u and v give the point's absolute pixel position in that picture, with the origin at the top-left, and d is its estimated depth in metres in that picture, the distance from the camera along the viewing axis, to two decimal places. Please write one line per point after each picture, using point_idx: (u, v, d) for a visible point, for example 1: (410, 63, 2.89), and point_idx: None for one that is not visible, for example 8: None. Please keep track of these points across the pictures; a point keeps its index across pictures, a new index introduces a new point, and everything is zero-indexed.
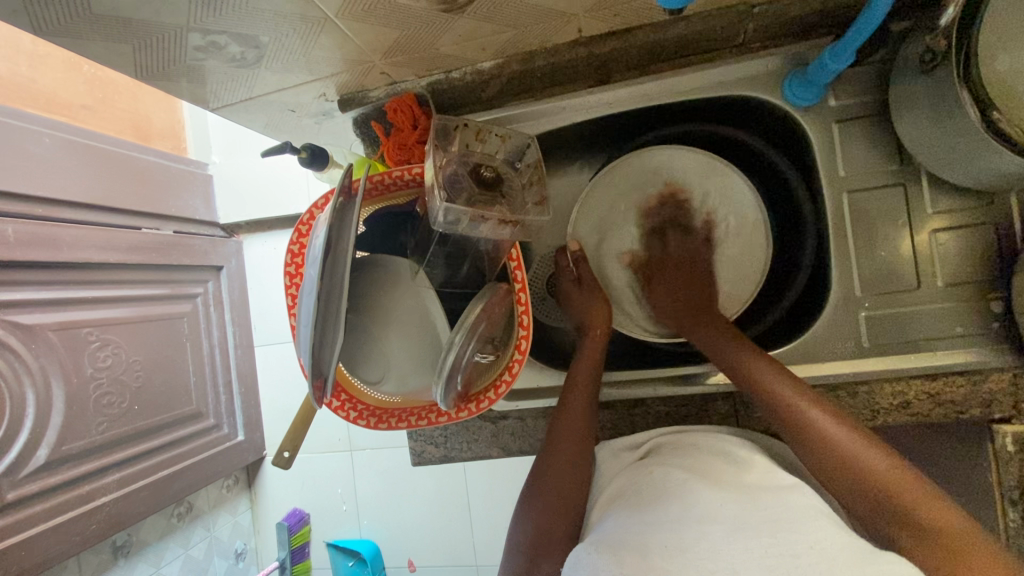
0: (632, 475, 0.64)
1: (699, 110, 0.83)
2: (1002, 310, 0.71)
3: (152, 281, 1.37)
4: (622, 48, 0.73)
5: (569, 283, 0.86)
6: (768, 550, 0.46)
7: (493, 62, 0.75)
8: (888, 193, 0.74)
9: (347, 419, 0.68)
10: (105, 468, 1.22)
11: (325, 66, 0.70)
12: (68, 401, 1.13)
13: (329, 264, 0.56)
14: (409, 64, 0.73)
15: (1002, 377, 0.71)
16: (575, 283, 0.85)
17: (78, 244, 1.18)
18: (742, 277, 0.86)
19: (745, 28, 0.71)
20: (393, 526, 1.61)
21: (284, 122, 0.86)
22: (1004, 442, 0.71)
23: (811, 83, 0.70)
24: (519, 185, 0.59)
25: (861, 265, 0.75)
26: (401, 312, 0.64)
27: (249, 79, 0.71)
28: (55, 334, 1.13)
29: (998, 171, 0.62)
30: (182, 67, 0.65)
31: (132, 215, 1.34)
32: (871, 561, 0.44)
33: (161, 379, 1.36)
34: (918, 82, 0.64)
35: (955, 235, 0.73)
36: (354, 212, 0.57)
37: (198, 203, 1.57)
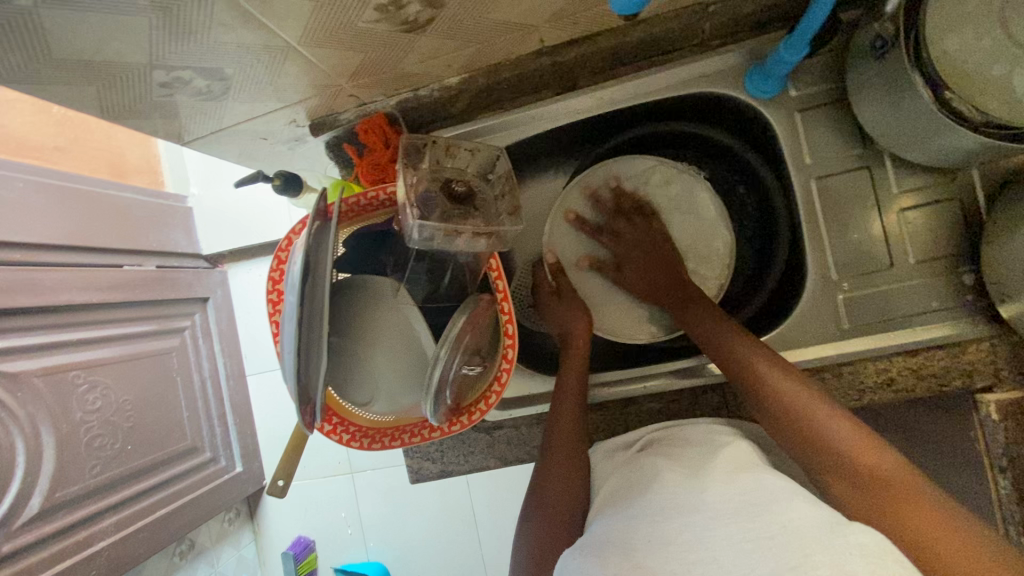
0: (622, 473, 0.65)
1: (666, 109, 0.85)
2: (974, 282, 0.73)
3: (137, 318, 1.36)
4: (585, 55, 0.74)
5: (550, 293, 0.87)
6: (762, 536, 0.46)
7: (459, 77, 0.76)
8: (854, 176, 0.76)
9: (340, 443, 0.69)
10: (101, 512, 1.20)
11: (292, 93, 0.71)
12: (59, 447, 1.11)
13: (309, 290, 0.56)
14: (376, 86, 0.74)
15: (981, 347, 0.72)
16: (554, 293, 0.87)
17: (60, 287, 1.16)
18: (714, 268, 0.87)
19: (702, 27, 0.73)
20: (400, 546, 1.60)
21: (257, 151, 0.87)
22: (988, 411, 0.72)
23: (771, 76, 0.72)
24: (492, 197, 0.60)
25: (834, 248, 0.77)
26: (386, 331, 0.64)
27: (218, 111, 0.71)
28: (42, 380, 1.11)
29: (954, 149, 0.64)
30: (148, 104, 0.65)
31: (112, 253, 1.33)
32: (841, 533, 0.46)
33: (153, 416, 1.34)
34: (872, 69, 0.66)
35: (922, 212, 0.74)
36: (330, 237, 0.58)
37: (179, 236, 1.56)
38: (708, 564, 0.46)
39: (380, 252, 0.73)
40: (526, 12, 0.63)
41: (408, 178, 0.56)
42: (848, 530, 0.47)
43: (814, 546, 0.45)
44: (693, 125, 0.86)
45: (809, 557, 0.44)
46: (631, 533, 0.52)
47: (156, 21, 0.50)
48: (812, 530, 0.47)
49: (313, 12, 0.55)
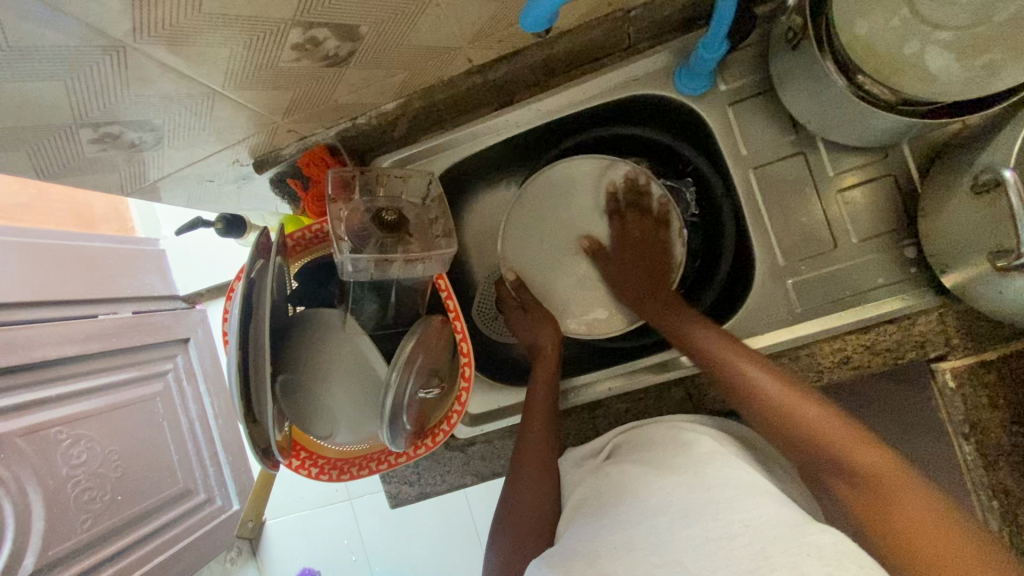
0: (591, 481, 0.66)
1: (602, 114, 0.85)
2: (917, 255, 0.74)
3: (116, 367, 1.35)
4: (515, 70, 0.76)
5: (517, 311, 0.89)
6: (715, 532, 0.47)
7: (395, 103, 0.77)
8: (791, 163, 0.77)
9: (309, 477, 0.69)
10: (96, 566, 1.19)
11: (230, 135, 0.72)
12: (47, 505, 1.10)
13: (251, 331, 0.57)
14: (312, 120, 0.75)
15: (931, 318, 0.73)
16: (521, 310, 0.88)
17: (34, 343, 1.14)
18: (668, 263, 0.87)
19: (627, 32, 0.74)
20: (406, 567, 1.59)
21: (206, 194, 0.87)
22: (945, 379, 0.74)
23: (697, 75, 0.74)
24: (427, 220, 0.61)
25: (779, 235, 0.78)
26: (339, 362, 0.64)
27: (157, 161, 0.71)
28: (24, 440, 1.09)
29: (878, 130, 0.66)
30: (83, 161, 0.65)
31: (83, 305, 1.32)
32: (795, 536, 0.45)
33: (142, 464, 1.32)
34: (790, 60, 0.67)
35: (861, 191, 0.76)
36: (269, 277, 0.59)
37: (152, 280, 1.57)
38: (671, 567, 0.46)
39: (329, 283, 0.73)
40: (447, 35, 0.64)
41: (339, 212, 0.56)
42: (809, 531, 0.46)
43: (775, 549, 0.44)
44: (634, 128, 0.88)
45: (767, 559, 0.44)
46: (596, 542, 0.52)
47: (75, 81, 0.51)
48: (773, 531, 0.46)
49: (232, 57, 0.55)
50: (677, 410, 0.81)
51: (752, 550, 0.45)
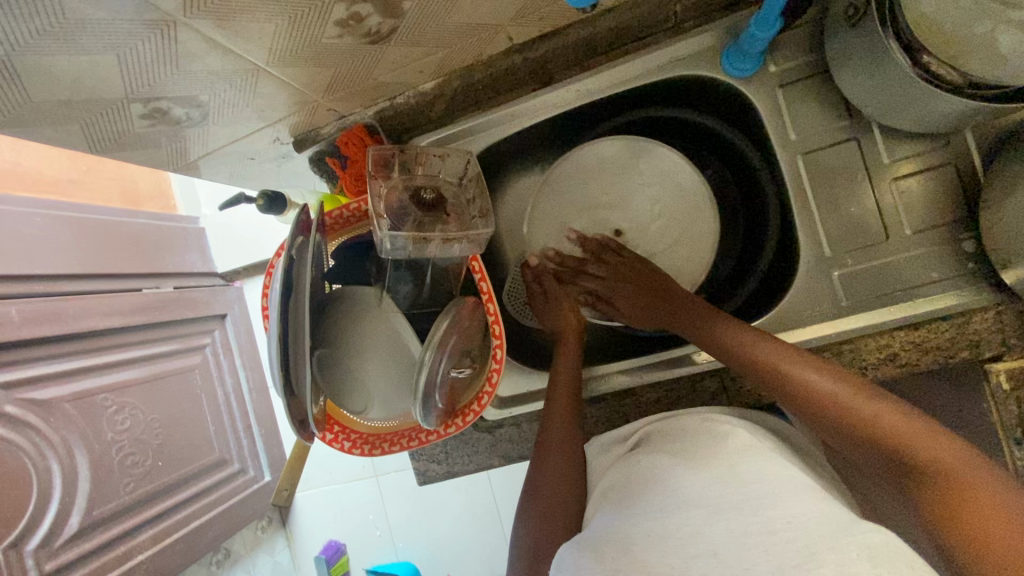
0: (620, 468, 0.65)
1: (644, 96, 0.83)
2: (975, 249, 0.71)
3: (158, 339, 1.40)
4: (556, 49, 0.74)
5: (539, 294, 0.88)
6: (749, 527, 0.46)
7: (433, 82, 0.76)
8: (844, 149, 0.74)
9: (342, 450, 0.70)
10: (137, 527, 1.25)
11: (272, 112, 0.72)
12: (93, 468, 1.16)
13: (290, 306, 0.58)
14: (352, 99, 0.75)
15: (986, 315, 0.70)
16: (543, 296, 0.87)
17: (83, 314, 1.20)
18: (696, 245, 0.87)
19: (674, 9, 0.73)
20: (428, 545, 1.63)
21: (248, 171, 0.89)
22: (999, 381, 0.69)
23: (746, 54, 0.71)
24: (464, 200, 0.61)
25: (827, 225, 0.75)
26: (374, 339, 0.65)
27: (202, 137, 0.73)
28: (72, 405, 1.15)
29: (942, 114, 0.62)
30: (134, 136, 0.67)
31: (128, 278, 1.38)
32: (845, 532, 0.44)
33: (180, 433, 1.38)
34: (848, 38, 0.64)
35: (917, 180, 0.72)
36: (308, 253, 0.60)
37: (193, 256, 1.62)
38: (708, 557, 0.45)
39: (364, 261, 0.74)
40: (489, 12, 0.63)
41: (379, 190, 0.56)
42: (861, 529, 0.44)
43: (821, 544, 0.43)
44: (673, 110, 0.85)
45: (815, 554, 0.42)
46: (628, 529, 0.51)
47: (128, 56, 0.52)
48: (818, 528, 0.44)
49: (276, 33, 0.56)
50: (709, 402, 0.80)
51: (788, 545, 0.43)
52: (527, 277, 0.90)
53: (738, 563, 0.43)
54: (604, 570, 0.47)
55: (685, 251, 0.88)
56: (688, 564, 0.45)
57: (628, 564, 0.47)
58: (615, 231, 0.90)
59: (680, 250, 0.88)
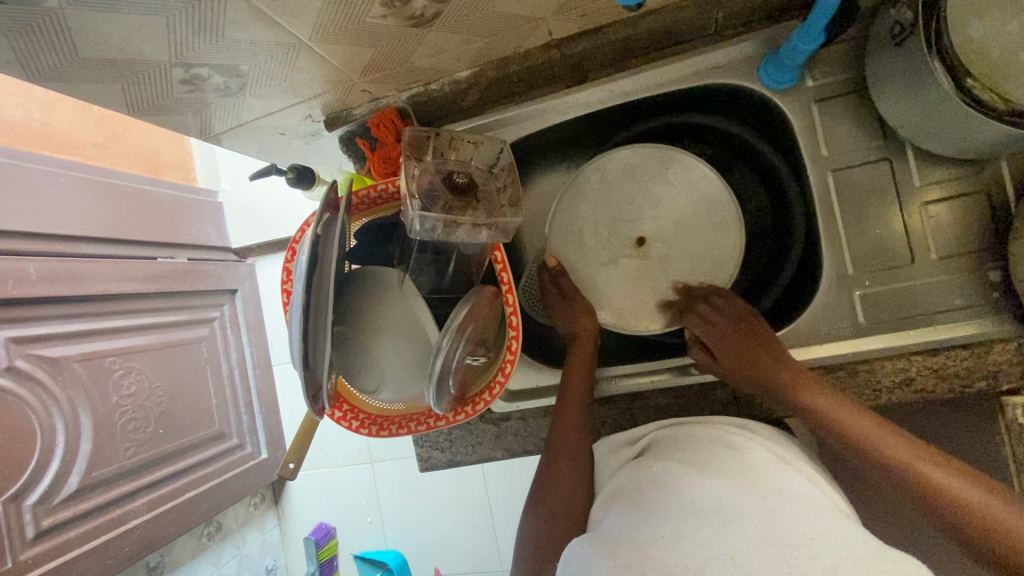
0: (630, 472, 0.65)
1: (679, 100, 0.83)
2: (1001, 279, 0.70)
3: (169, 308, 1.41)
4: (594, 47, 0.74)
5: (556, 296, 0.86)
6: (770, 537, 0.47)
7: (469, 71, 0.76)
8: (876, 169, 0.74)
9: (349, 429, 0.71)
10: (134, 492, 1.26)
11: (307, 88, 0.73)
12: (96, 429, 1.17)
13: (315, 283, 0.58)
14: (387, 81, 0.75)
15: (1007, 347, 0.69)
16: (558, 296, 0.85)
17: (97, 277, 1.21)
18: (711, 260, 0.85)
19: (715, 17, 0.72)
20: (418, 535, 1.63)
21: (276, 146, 0.89)
22: (1017, 414, 0.67)
23: (785, 67, 0.70)
24: (494, 189, 0.61)
25: (852, 244, 0.75)
26: (391, 320, 0.65)
27: (237, 108, 0.73)
28: (80, 365, 1.17)
29: (982, 139, 0.61)
30: (171, 101, 0.68)
31: (145, 246, 1.39)
32: (875, 560, 0.45)
33: (183, 402, 1.39)
34: (891, 58, 0.63)
35: (947, 206, 0.72)
36: (335, 233, 0.60)
37: (209, 229, 1.62)
38: (723, 561, 0.46)
39: (388, 243, 0.75)
40: (532, 4, 0.63)
41: (411, 171, 0.56)
42: (885, 555, 0.46)
43: (841, 558, 0.44)
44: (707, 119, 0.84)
45: (836, 572, 0.43)
46: (642, 530, 0.52)
47: (175, 18, 0.53)
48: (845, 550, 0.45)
49: (322, 9, 0.56)
50: (720, 412, 0.79)
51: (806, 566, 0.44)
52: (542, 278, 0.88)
53: (756, 569, 0.44)
54: (617, 566, 0.48)
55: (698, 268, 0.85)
56: (703, 566, 0.46)
57: (641, 563, 0.48)
58: (638, 239, 0.86)
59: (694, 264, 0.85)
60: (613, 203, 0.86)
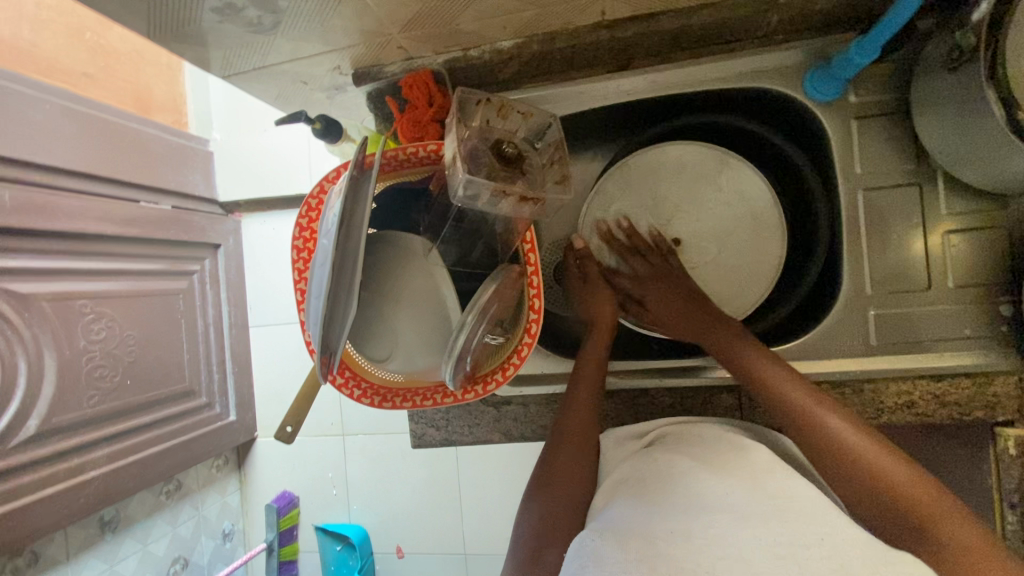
0: (636, 462, 0.64)
1: (724, 100, 0.82)
2: (1012, 314, 0.71)
3: (150, 255, 1.34)
4: (646, 33, 0.71)
5: (578, 280, 0.85)
6: (779, 539, 0.47)
7: (512, 41, 0.73)
8: (904, 193, 0.74)
9: (350, 398, 0.67)
10: (96, 442, 1.20)
11: (341, 37, 0.68)
12: (59, 372, 1.10)
13: (343, 239, 0.55)
14: (427, 40, 0.71)
15: (1008, 380, 0.70)
16: (581, 279, 0.84)
17: (74, 214, 1.14)
18: (754, 275, 0.83)
19: (770, 19, 0.70)
20: (382, 513, 1.60)
21: (295, 94, 0.85)
22: (1006, 445, 0.71)
23: (834, 79, 0.70)
24: (538, 164, 0.59)
25: (872, 264, 0.75)
26: (411, 289, 0.64)
27: (264, 47, 0.69)
28: (49, 304, 1.10)
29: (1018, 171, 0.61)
30: (196, 30, 0.63)
31: (130, 187, 1.30)
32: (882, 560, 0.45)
33: (154, 355, 1.33)
34: (946, 80, 0.63)
35: (966, 238, 0.73)
36: (371, 190, 0.57)
37: (198, 179, 1.52)
38: (734, 561, 0.45)
39: (414, 209, 0.72)
40: None
41: (458, 133, 0.55)
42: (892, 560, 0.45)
43: (854, 563, 0.45)
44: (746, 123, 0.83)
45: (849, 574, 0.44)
46: (648, 522, 0.51)
47: None
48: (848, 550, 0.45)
49: None
50: (722, 416, 0.80)
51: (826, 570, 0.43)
52: (568, 260, 0.86)
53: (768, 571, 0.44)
54: (630, 560, 0.46)
55: (739, 278, 0.83)
56: (715, 564, 0.45)
57: (654, 559, 0.46)
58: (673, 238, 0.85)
59: (732, 273, 0.84)
60: (656, 195, 0.85)
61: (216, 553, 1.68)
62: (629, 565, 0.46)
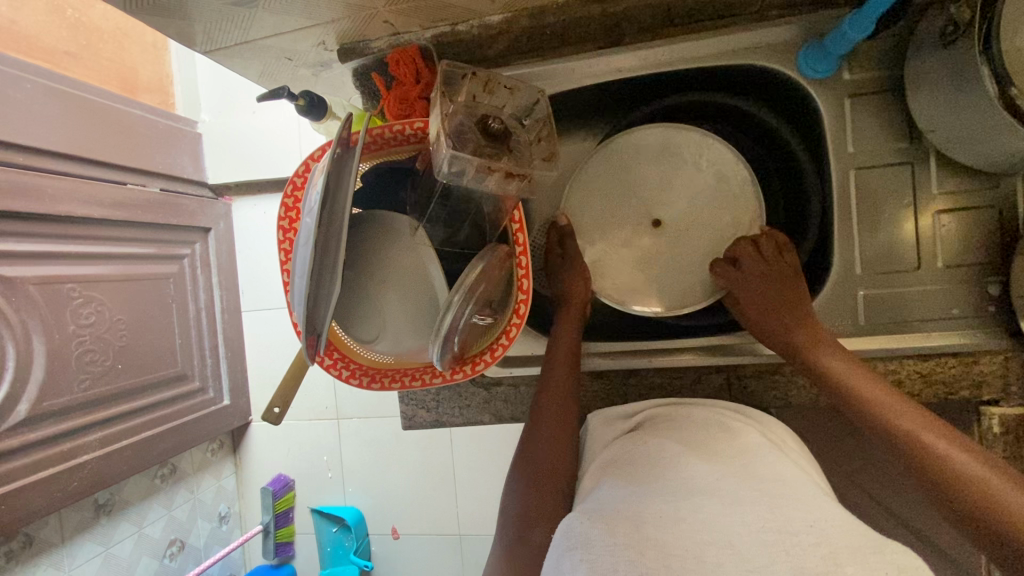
0: (625, 446, 0.65)
1: (716, 79, 0.80)
2: (1000, 294, 0.71)
3: (138, 238, 1.32)
4: (636, 7, 0.71)
5: (558, 256, 0.84)
6: (769, 525, 0.46)
7: (501, 15, 0.72)
8: (896, 172, 0.74)
9: (338, 378, 0.67)
10: (87, 427, 1.19)
11: (325, 11, 0.66)
12: (49, 356, 1.10)
13: (326, 218, 0.54)
14: (413, 14, 0.69)
15: (994, 360, 0.71)
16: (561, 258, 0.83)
17: (59, 196, 1.12)
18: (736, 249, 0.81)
19: None
20: (378, 495, 1.61)
21: (279, 70, 0.83)
22: (991, 424, 0.72)
23: (827, 55, 0.69)
24: (526, 141, 0.58)
25: (863, 245, 0.75)
26: (399, 270, 0.63)
27: (246, 20, 0.66)
28: (36, 288, 1.08)
29: (1007, 149, 0.61)
30: (174, 2, 0.61)
31: (116, 169, 1.28)
32: (872, 550, 0.43)
33: (145, 339, 1.32)
34: (939, 56, 0.62)
35: (957, 217, 0.72)
36: (353, 166, 0.56)
37: (186, 161, 1.50)
38: (723, 546, 0.44)
39: (401, 190, 0.71)
40: None
41: (442, 108, 0.53)
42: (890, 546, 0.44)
43: (844, 555, 0.43)
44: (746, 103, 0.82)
45: (840, 567, 0.42)
46: (638, 505, 0.50)
47: None
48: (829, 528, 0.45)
49: None
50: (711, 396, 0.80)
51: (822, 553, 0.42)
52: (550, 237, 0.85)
53: (759, 561, 0.43)
54: (618, 545, 0.45)
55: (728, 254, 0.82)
56: (704, 551, 0.44)
57: (644, 544, 0.45)
58: (654, 220, 0.82)
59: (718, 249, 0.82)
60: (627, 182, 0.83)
61: (212, 535, 1.69)
62: (617, 550, 0.45)
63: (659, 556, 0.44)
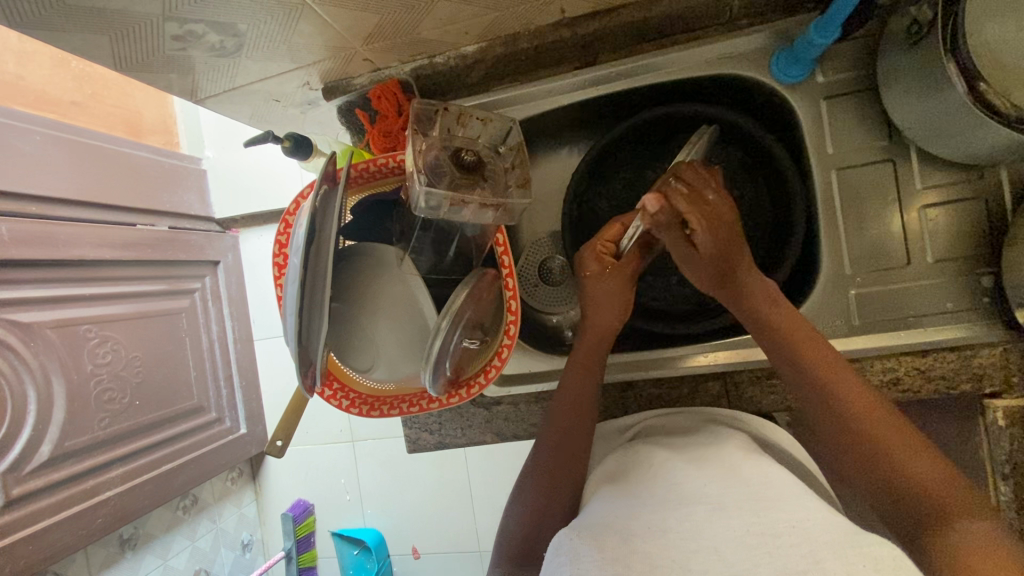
0: (621, 458, 0.67)
1: (692, 91, 0.81)
2: (993, 285, 0.71)
3: (149, 276, 1.36)
4: (607, 28, 0.72)
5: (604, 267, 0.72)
6: (751, 528, 0.46)
7: (476, 46, 0.74)
8: (877, 169, 0.74)
9: (339, 408, 0.69)
10: (108, 463, 1.22)
11: (307, 54, 0.68)
12: (69, 398, 1.13)
13: (313, 256, 0.56)
14: (391, 50, 0.71)
15: (994, 352, 0.70)
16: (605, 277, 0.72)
17: (73, 242, 1.16)
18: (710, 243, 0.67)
19: (730, 4, 0.71)
20: (397, 516, 1.62)
21: (270, 111, 0.86)
22: (995, 417, 0.71)
23: (798, 59, 0.70)
24: (502, 169, 0.62)
25: (850, 244, 0.75)
26: (388, 299, 0.64)
27: (232, 69, 0.69)
28: (54, 332, 1.12)
29: (982, 144, 0.61)
30: (162, 58, 0.64)
31: (124, 211, 1.32)
32: (852, 542, 0.43)
33: (162, 373, 1.35)
34: (907, 56, 0.63)
35: (945, 211, 0.72)
36: (336, 205, 0.58)
37: (192, 198, 1.53)
38: (709, 555, 0.44)
39: (386, 220, 0.72)
40: None
41: (417, 144, 0.58)
42: (865, 540, 0.43)
43: (827, 552, 0.42)
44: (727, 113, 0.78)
45: (821, 563, 0.41)
46: (626, 520, 0.50)
47: None
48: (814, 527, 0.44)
49: None
50: (710, 404, 0.81)
51: (806, 553, 0.42)
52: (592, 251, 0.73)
53: (736, 567, 0.43)
54: (605, 559, 0.45)
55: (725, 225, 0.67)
56: (690, 560, 0.44)
57: (630, 557, 0.45)
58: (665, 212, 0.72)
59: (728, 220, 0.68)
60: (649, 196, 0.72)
61: (237, 563, 1.70)
62: (604, 564, 0.45)
63: (646, 567, 0.44)
